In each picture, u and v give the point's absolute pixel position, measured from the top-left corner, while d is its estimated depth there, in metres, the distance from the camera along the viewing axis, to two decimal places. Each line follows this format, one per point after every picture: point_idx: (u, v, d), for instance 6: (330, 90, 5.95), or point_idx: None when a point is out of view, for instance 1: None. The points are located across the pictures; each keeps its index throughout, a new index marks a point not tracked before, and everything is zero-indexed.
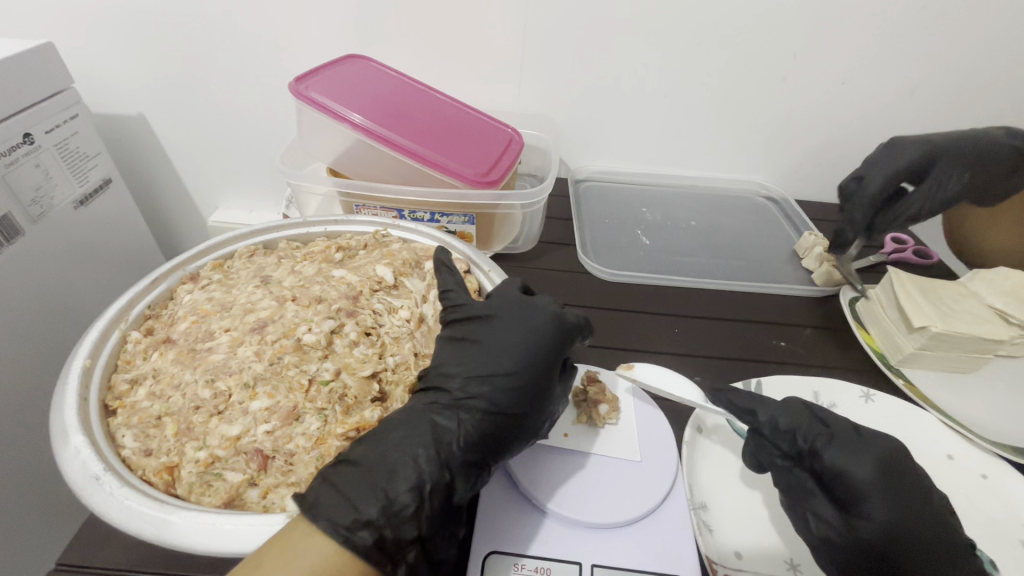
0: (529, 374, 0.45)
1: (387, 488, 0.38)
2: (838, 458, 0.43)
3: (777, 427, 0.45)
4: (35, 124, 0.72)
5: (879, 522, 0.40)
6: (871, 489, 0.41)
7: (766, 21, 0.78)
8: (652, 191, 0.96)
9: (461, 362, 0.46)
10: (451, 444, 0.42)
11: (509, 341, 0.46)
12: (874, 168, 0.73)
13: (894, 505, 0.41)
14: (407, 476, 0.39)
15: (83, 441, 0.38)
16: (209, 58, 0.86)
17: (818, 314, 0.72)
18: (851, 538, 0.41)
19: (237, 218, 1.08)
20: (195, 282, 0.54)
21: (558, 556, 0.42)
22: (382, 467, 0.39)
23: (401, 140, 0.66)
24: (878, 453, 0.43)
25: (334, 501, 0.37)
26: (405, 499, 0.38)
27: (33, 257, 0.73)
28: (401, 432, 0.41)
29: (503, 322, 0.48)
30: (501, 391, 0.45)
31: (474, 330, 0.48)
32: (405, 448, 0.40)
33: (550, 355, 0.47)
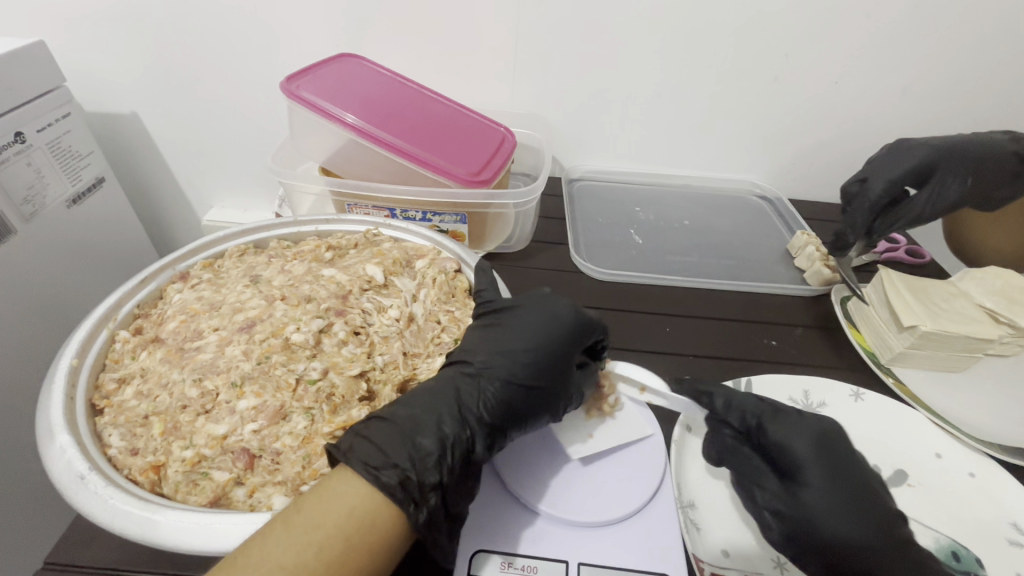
0: (552, 357, 0.47)
1: (416, 440, 0.39)
2: (780, 433, 0.44)
3: (727, 407, 0.46)
4: (27, 123, 0.72)
5: (817, 494, 0.42)
6: (809, 462, 0.43)
7: (758, 22, 0.78)
8: (645, 191, 0.96)
9: (490, 342, 0.47)
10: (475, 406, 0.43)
11: (533, 327, 0.48)
12: (878, 172, 0.73)
13: (831, 478, 0.42)
14: (433, 429, 0.40)
15: (68, 440, 0.38)
16: (202, 57, 0.86)
17: (809, 313, 0.72)
18: (793, 513, 0.42)
19: (231, 217, 1.08)
20: (185, 281, 0.54)
21: (545, 554, 0.42)
22: (411, 420, 0.41)
23: (392, 139, 0.66)
24: (817, 429, 0.45)
25: (369, 447, 0.39)
26: (431, 449, 0.39)
27: (26, 255, 0.73)
28: (426, 393, 0.43)
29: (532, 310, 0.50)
30: (525, 367, 0.46)
31: (501, 316, 0.49)
32: (433, 407, 0.42)
33: (575, 342, 0.48)
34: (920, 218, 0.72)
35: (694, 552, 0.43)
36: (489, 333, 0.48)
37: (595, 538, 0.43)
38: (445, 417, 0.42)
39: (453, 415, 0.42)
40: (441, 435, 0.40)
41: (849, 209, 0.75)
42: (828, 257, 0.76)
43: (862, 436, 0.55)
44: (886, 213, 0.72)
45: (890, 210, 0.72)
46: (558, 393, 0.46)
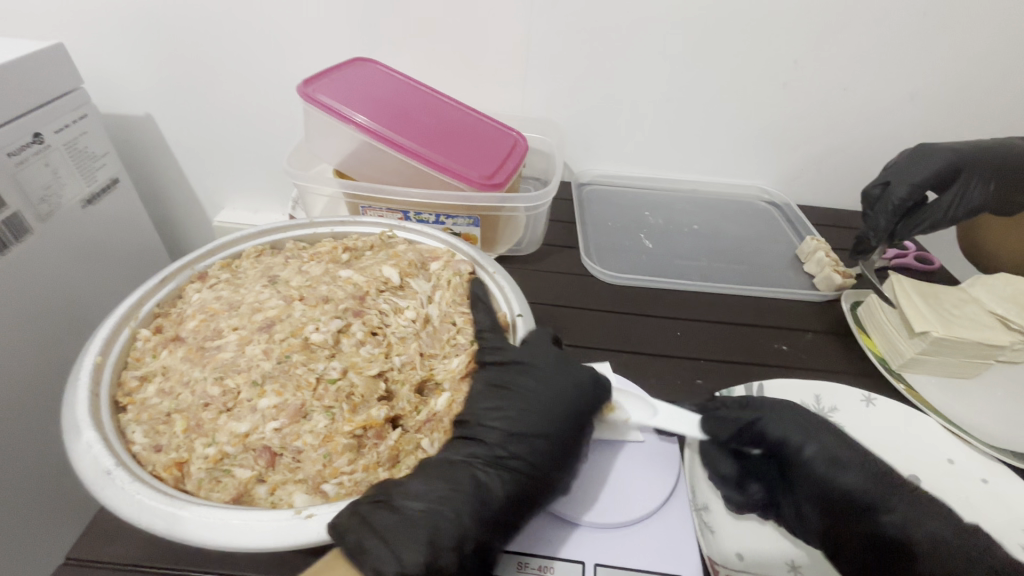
0: (573, 430, 0.45)
1: (432, 541, 0.37)
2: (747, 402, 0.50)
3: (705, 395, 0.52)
4: (45, 124, 0.73)
5: (804, 443, 0.47)
6: (780, 418, 0.48)
7: (767, 29, 0.79)
8: (654, 195, 0.96)
9: (506, 410, 0.45)
10: (495, 497, 0.40)
11: (556, 397, 0.46)
12: (900, 176, 0.72)
13: (807, 434, 0.47)
14: (450, 526, 0.38)
15: (94, 436, 0.38)
16: (217, 60, 0.87)
17: (819, 318, 0.72)
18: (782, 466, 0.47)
19: (243, 219, 1.09)
20: (204, 281, 0.54)
21: (562, 555, 0.42)
22: (431, 513, 0.38)
23: (407, 142, 0.67)
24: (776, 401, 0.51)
25: (382, 550, 0.35)
26: (446, 552, 0.37)
27: (42, 254, 0.74)
28: (445, 485, 0.40)
29: (543, 374, 0.47)
30: (543, 447, 0.43)
31: (517, 380, 0.47)
32: (452, 499, 0.39)
33: (591, 406, 0.47)
34: (942, 222, 0.73)
35: (708, 554, 0.43)
36: (500, 402, 0.45)
37: (609, 539, 0.43)
38: (463, 511, 0.39)
39: (473, 509, 0.39)
40: (459, 534, 0.38)
41: (870, 212, 0.75)
42: (838, 262, 0.77)
43: (874, 440, 0.55)
44: (910, 216, 0.73)
45: (913, 213, 0.73)
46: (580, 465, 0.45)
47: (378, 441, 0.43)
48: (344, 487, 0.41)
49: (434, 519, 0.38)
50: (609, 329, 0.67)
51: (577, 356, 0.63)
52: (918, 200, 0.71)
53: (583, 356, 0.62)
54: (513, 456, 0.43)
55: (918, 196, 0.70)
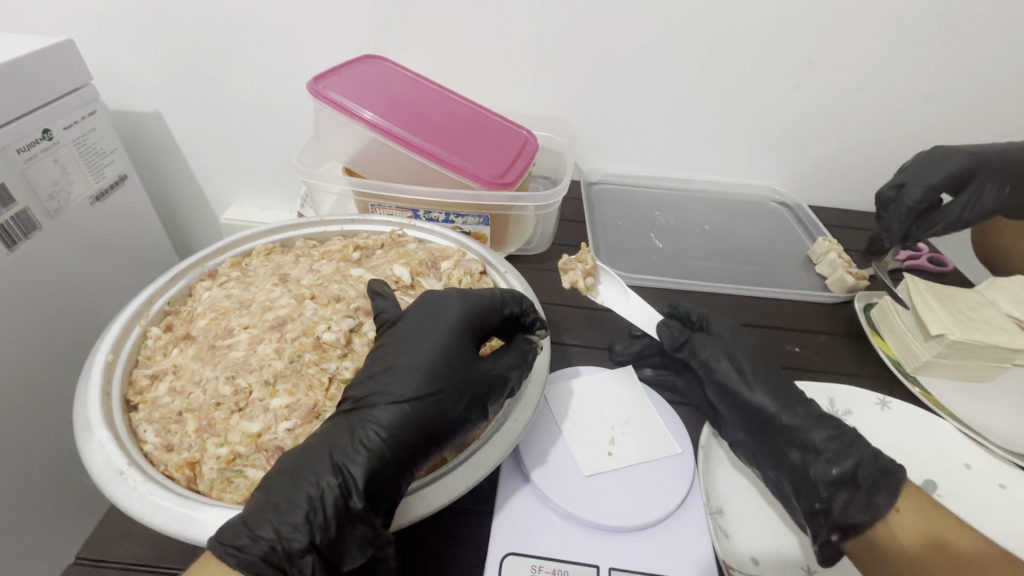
0: (438, 359, 0.42)
1: (279, 500, 0.35)
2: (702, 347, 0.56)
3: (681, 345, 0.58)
4: (54, 120, 0.72)
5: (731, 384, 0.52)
6: (715, 363, 0.54)
7: (781, 27, 0.78)
8: (664, 195, 0.95)
9: (374, 359, 0.43)
10: (358, 444, 0.38)
11: (419, 339, 0.43)
12: (914, 177, 0.71)
13: (740, 374, 0.53)
14: (304, 483, 0.36)
15: (106, 435, 0.38)
16: (225, 57, 0.87)
17: (831, 320, 0.71)
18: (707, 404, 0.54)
19: (249, 216, 1.08)
20: (214, 279, 0.54)
21: (575, 558, 0.42)
22: (287, 473, 0.36)
23: (415, 140, 0.66)
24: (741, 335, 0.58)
25: (228, 521, 0.35)
26: (297, 509, 0.35)
27: (51, 251, 0.74)
28: (305, 442, 0.38)
29: (408, 319, 0.45)
30: (401, 380, 0.40)
31: (386, 332, 0.45)
32: (310, 456, 0.37)
33: (458, 335, 0.44)
34: (954, 223, 0.71)
35: (723, 559, 0.42)
36: (372, 355, 0.44)
37: (625, 543, 0.43)
38: (320, 466, 0.37)
39: (330, 460, 0.37)
40: (311, 487, 0.36)
41: (884, 213, 0.74)
42: (850, 264, 0.76)
43: (890, 444, 0.54)
44: (924, 218, 0.72)
45: (926, 215, 0.72)
46: (468, 399, 0.42)
47: None
48: None
49: (283, 481, 0.36)
50: (619, 330, 0.67)
51: (588, 357, 0.62)
52: (933, 202, 0.70)
53: (594, 357, 0.62)
54: (372, 395, 0.40)
55: (932, 197, 0.70)
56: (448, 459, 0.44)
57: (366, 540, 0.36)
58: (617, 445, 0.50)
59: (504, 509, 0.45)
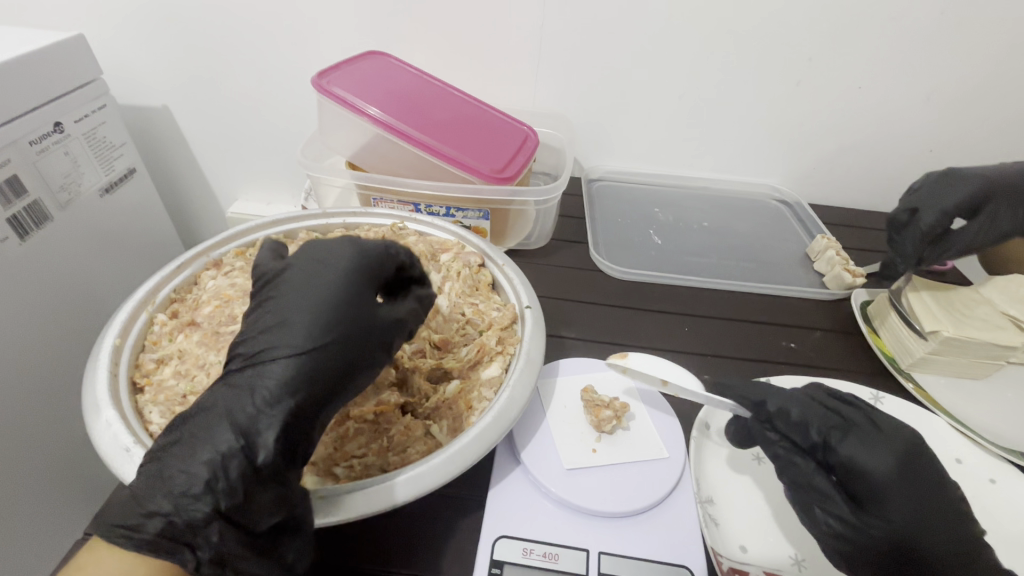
0: (329, 313, 0.39)
1: (175, 473, 0.36)
2: (870, 461, 0.40)
3: (828, 442, 0.42)
4: (65, 114, 0.74)
5: (899, 526, 0.39)
6: (886, 494, 0.39)
7: (781, 25, 0.78)
8: (665, 192, 0.96)
9: (263, 318, 0.41)
10: (260, 403, 0.37)
11: (310, 291, 0.40)
12: (926, 202, 0.69)
13: (920, 510, 0.39)
14: (203, 452, 0.36)
15: (113, 415, 0.39)
16: (234, 55, 0.88)
17: (828, 316, 0.72)
18: (856, 540, 0.40)
19: (254, 210, 1.10)
20: (219, 268, 0.55)
21: (566, 542, 0.43)
22: (181, 446, 0.37)
23: (417, 134, 0.68)
24: (901, 426, 0.43)
25: (122, 499, 0.36)
26: (195, 480, 0.35)
27: (61, 242, 0.75)
28: (205, 411, 0.38)
29: (301, 272, 0.41)
30: (290, 337, 0.39)
31: (276, 285, 0.42)
32: (207, 422, 0.37)
33: (345, 287, 0.40)
34: (968, 246, 0.69)
35: (712, 546, 0.43)
36: (261, 313, 0.41)
37: (615, 529, 0.44)
38: (218, 431, 0.37)
39: (229, 425, 0.37)
40: (212, 456, 0.36)
41: (896, 236, 0.72)
42: (848, 261, 0.76)
43: None
44: (938, 242, 0.69)
45: (941, 239, 0.69)
46: (369, 349, 0.41)
47: (390, 426, 0.45)
48: (354, 470, 0.43)
49: (177, 453, 0.36)
50: (616, 323, 0.68)
51: (584, 349, 0.63)
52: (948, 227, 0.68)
53: (589, 350, 0.63)
54: (261, 356, 0.39)
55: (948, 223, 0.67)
56: (442, 443, 0.45)
57: (275, 499, 0.37)
58: (604, 442, 0.49)
59: (498, 492, 0.46)
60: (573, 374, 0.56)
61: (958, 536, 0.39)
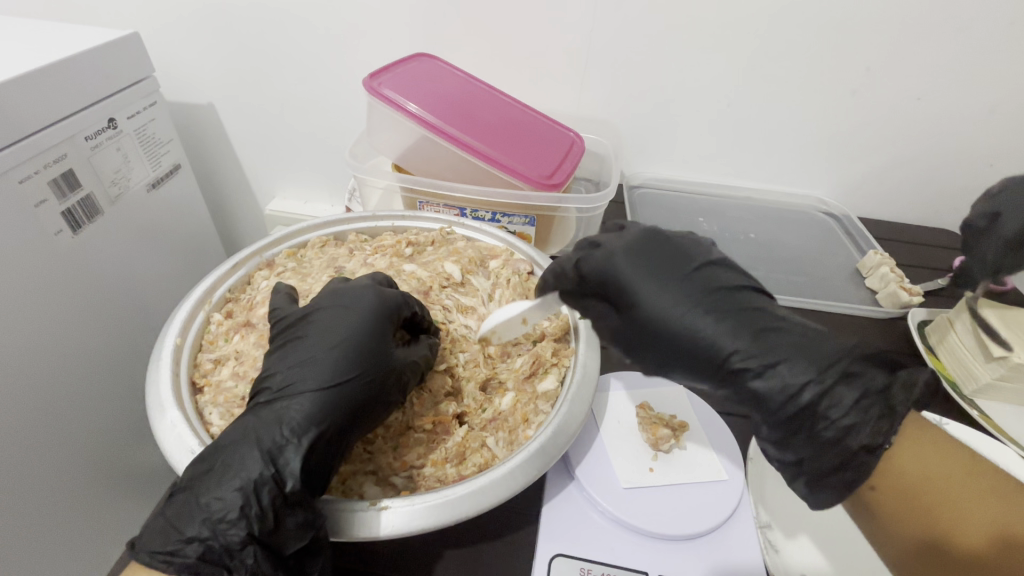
0: (354, 346, 0.41)
1: (208, 500, 0.36)
2: (611, 272, 0.38)
3: (577, 268, 0.40)
4: (119, 110, 0.76)
5: (722, 342, 0.34)
6: (703, 304, 0.35)
7: (838, 33, 0.76)
8: (708, 202, 0.94)
9: (289, 351, 0.42)
10: (288, 432, 0.38)
11: (336, 328, 0.42)
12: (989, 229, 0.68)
13: (749, 318, 0.35)
14: (234, 479, 0.36)
15: (178, 415, 0.40)
16: (279, 56, 0.89)
17: (883, 336, 0.70)
18: (677, 360, 0.36)
19: (294, 208, 1.10)
20: (272, 269, 0.56)
21: (625, 564, 0.42)
22: (213, 472, 0.37)
23: (465, 138, 0.67)
24: (639, 233, 0.40)
25: (158, 529, 0.37)
26: (227, 506, 0.36)
27: (109, 235, 0.76)
28: (231, 437, 0.38)
29: (322, 309, 0.44)
30: (318, 370, 0.40)
31: (303, 323, 0.43)
32: (234, 451, 0.37)
33: (371, 326, 0.43)
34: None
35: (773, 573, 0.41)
36: (285, 347, 0.43)
37: (674, 552, 0.43)
38: (249, 459, 0.37)
39: (258, 453, 0.37)
40: (244, 481, 0.36)
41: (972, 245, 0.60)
42: (904, 279, 0.74)
43: None
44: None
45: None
46: (391, 381, 0.42)
47: (446, 437, 0.46)
48: (412, 482, 0.43)
49: (209, 479, 0.37)
50: None
51: None
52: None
53: None
54: (287, 386, 0.40)
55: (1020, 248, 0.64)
56: (498, 456, 0.45)
57: (304, 524, 0.37)
58: (661, 461, 0.48)
59: (554, 508, 0.45)
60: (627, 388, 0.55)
61: (814, 339, 0.35)
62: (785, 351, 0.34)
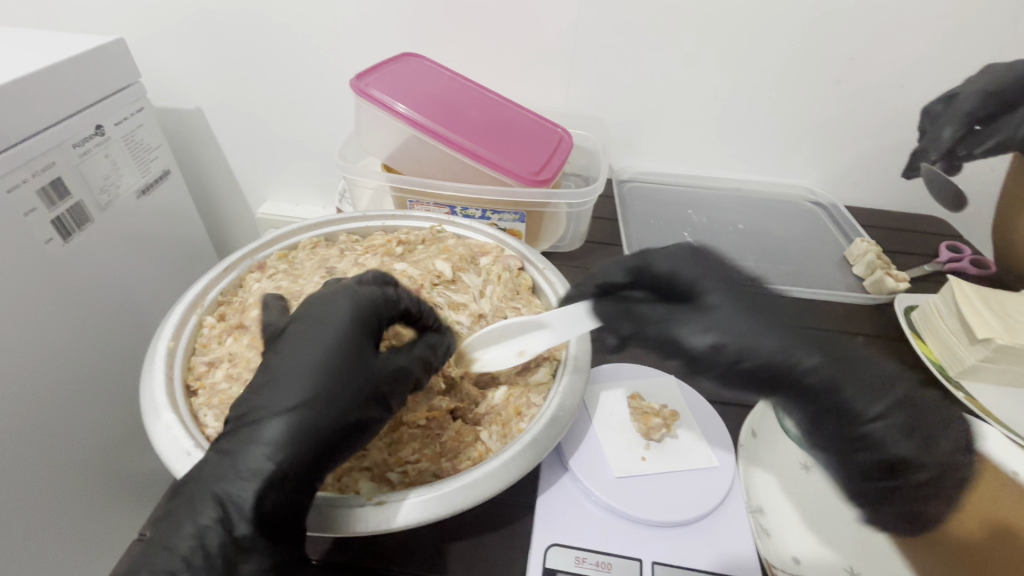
0: (322, 368, 0.39)
1: (163, 548, 0.34)
2: (680, 267, 0.38)
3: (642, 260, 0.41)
4: (106, 117, 0.76)
5: (789, 348, 0.32)
6: (768, 317, 0.33)
7: (820, 24, 0.77)
8: (696, 194, 0.94)
9: (260, 375, 0.40)
10: (246, 468, 0.36)
11: (303, 348, 0.40)
12: (951, 108, 0.70)
13: (813, 328, 0.34)
14: (187, 523, 0.35)
15: (173, 418, 0.40)
16: (264, 58, 0.89)
17: (871, 322, 0.71)
18: (749, 361, 0.32)
19: (285, 211, 1.10)
20: (263, 271, 0.56)
21: (619, 552, 0.42)
22: (168, 515, 0.35)
23: (454, 137, 0.68)
24: (685, 248, 0.40)
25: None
26: (181, 555, 0.34)
27: (99, 242, 0.76)
28: (190, 474, 0.37)
29: (296, 325, 0.42)
30: (283, 397, 0.38)
31: (276, 342, 0.41)
32: (191, 491, 0.36)
33: (340, 343, 0.41)
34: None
35: (767, 557, 0.42)
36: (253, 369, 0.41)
37: (670, 539, 0.43)
38: (204, 499, 0.35)
39: (214, 492, 0.36)
40: (197, 525, 0.35)
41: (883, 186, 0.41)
42: (890, 265, 0.75)
43: None
44: (970, 135, 0.70)
45: (977, 131, 0.70)
46: (359, 406, 0.40)
47: (440, 431, 0.46)
48: (409, 475, 0.43)
49: (165, 523, 0.35)
50: None
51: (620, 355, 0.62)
52: (990, 113, 0.68)
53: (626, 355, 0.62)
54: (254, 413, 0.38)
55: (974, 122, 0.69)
56: (492, 449, 0.45)
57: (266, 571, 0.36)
58: (653, 450, 0.49)
59: (549, 499, 0.45)
60: (620, 378, 0.56)
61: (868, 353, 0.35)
62: (849, 366, 0.33)
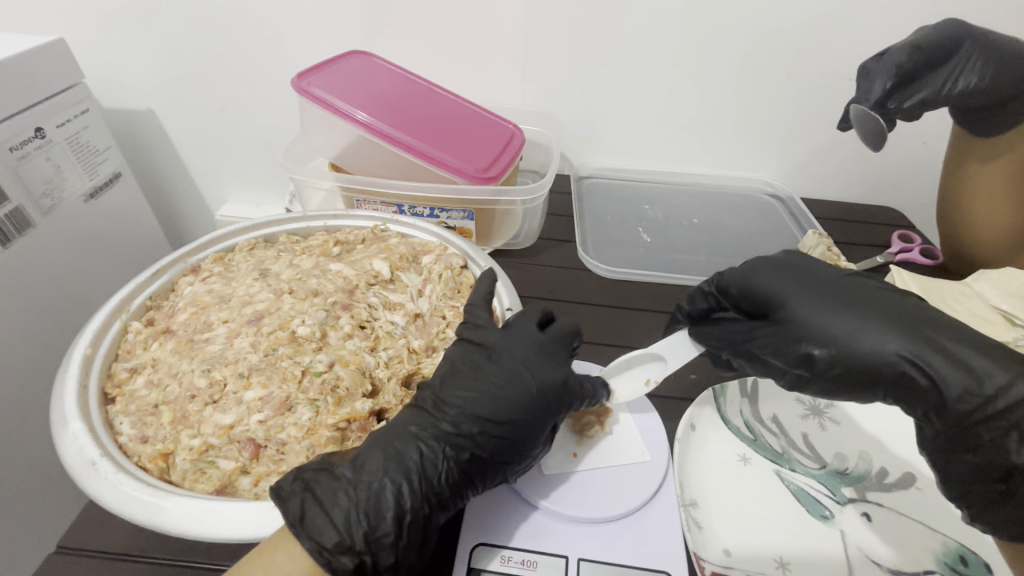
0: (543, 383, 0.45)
1: (363, 516, 0.37)
2: (753, 283, 0.47)
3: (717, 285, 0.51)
4: (46, 119, 0.73)
5: (878, 340, 0.39)
6: (871, 318, 0.40)
7: (769, 17, 0.77)
8: (654, 188, 0.94)
9: (464, 381, 0.45)
10: (441, 455, 0.41)
11: (533, 364, 0.46)
12: (883, 62, 0.65)
13: (851, 318, 0.41)
14: (389, 496, 0.38)
15: (80, 427, 0.40)
16: (215, 57, 0.87)
17: None
18: (840, 363, 0.40)
19: (243, 212, 1.08)
20: (196, 274, 0.55)
21: (545, 549, 0.42)
22: (365, 488, 0.38)
23: (400, 135, 0.67)
24: (781, 257, 0.48)
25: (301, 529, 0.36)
26: (371, 522, 0.37)
27: (41, 248, 0.74)
28: (381, 455, 0.40)
29: (520, 344, 0.47)
30: (509, 404, 0.44)
31: (499, 355, 0.46)
32: (391, 469, 0.39)
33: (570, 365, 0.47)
34: (952, 99, 0.65)
35: (695, 550, 0.42)
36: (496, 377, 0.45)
37: (598, 535, 0.43)
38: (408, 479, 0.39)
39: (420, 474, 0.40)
40: (399, 501, 0.38)
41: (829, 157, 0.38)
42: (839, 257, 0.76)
43: (870, 437, 0.53)
44: (903, 87, 0.65)
45: (908, 84, 0.65)
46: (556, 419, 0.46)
47: (362, 434, 0.45)
48: None
49: (361, 493, 0.38)
50: (607, 324, 0.66)
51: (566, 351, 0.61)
52: (919, 67, 0.64)
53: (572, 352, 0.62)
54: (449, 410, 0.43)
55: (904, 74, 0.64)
56: None
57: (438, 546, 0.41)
58: (585, 447, 0.49)
59: (479, 499, 0.45)
60: None
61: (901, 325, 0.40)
62: (945, 340, 0.38)
